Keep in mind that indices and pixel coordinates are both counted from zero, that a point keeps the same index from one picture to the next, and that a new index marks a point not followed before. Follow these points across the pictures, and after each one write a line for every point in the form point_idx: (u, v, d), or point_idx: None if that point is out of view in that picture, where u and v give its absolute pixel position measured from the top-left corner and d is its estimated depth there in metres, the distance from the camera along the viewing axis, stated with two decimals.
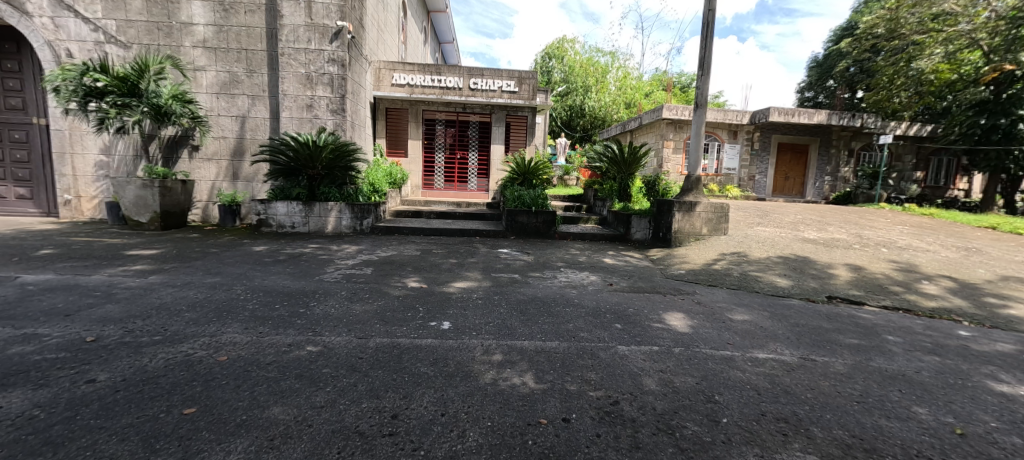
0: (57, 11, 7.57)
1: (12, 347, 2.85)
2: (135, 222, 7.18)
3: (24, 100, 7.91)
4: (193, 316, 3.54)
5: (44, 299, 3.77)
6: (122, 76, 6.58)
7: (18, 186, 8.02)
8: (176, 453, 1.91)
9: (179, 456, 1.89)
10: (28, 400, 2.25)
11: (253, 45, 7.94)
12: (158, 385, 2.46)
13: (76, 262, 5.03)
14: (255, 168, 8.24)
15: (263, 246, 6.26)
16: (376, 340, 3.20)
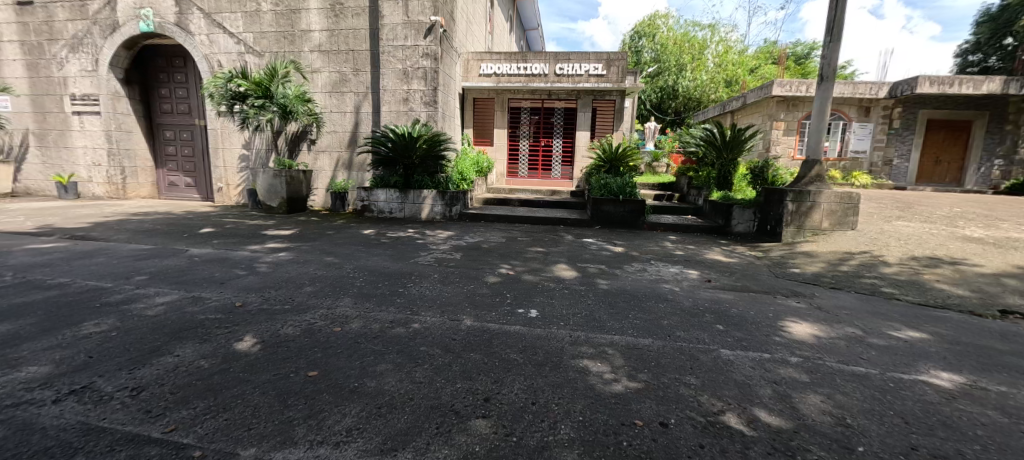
0: (212, 29, 8.90)
1: (184, 307, 3.45)
2: (267, 207, 8.22)
3: (189, 106, 9.69)
4: (313, 289, 3.96)
5: (204, 269, 4.49)
6: (259, 81, 7.51)
7: (187, 176, 9.93)
8: (303, 410, 2.14)
9: (303, 413, 2.11)
10: (196, 351, 2.70)
11: (359, 46, 8.58)
12: (290, 348, 2.79)
13: (226, 239, 5.92)
14: (361, 158, 8.92)
15: (368, 230, 6.80)
16: (466, 323, 3.31)
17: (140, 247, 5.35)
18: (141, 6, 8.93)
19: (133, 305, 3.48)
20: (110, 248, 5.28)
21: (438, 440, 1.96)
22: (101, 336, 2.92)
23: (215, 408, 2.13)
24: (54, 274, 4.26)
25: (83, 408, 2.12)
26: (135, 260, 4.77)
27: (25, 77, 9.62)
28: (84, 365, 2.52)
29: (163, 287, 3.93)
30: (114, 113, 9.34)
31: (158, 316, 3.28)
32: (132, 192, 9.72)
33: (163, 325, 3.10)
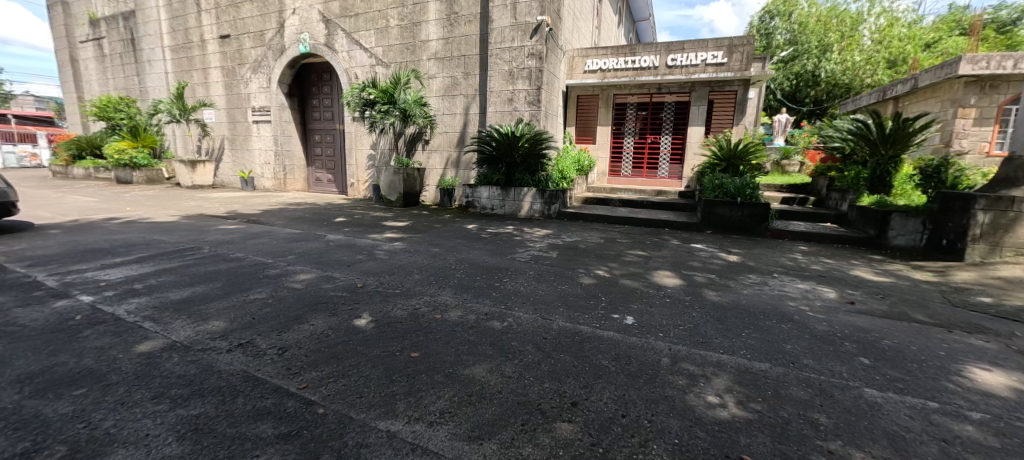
0: (351, 46, 9.92)
1: (319, 285, 3.93)
2: (388, 200, 9.00)
3: (332, 113, 11.14)
4: (420, 277, 4.17)
5: (336, 253, 5.05)
6: (386, 90, 8.22)
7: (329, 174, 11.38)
8: (405, 388, 2.29)
9: (404, 390, 2.28)
10: (325, 323, 3.11)
11: (470, 51, 8.84)
12: (398, 327, 3.04)
13: (354, 227, 6.61)
14: (468, 157, 9.16)
15: (472, 224, 7.02)
16: (558, 323, 3.16)
17: (292, 231, 6.23)
18: (300, 30, 10.36)
19: (284, 279, 4.10)
20: (272, 231, 6.25)
21: (523, 436, 1.91)
22: (263, 302, 3.55)
23: (334, 374, 2.45)
24: (234, 250, 5.15)
25: (247, 360, 2.63)
26: (287, 241, 5.58)
27: (224, 94, 11.97)
28: (248, 325, 3.10)
29: (306, 265, 4.54)
30: (280, 121, 11.15)
31: (302, 290, 3.82)
32: (291, 185, 11.49)
33: (304, 297, 3.65)
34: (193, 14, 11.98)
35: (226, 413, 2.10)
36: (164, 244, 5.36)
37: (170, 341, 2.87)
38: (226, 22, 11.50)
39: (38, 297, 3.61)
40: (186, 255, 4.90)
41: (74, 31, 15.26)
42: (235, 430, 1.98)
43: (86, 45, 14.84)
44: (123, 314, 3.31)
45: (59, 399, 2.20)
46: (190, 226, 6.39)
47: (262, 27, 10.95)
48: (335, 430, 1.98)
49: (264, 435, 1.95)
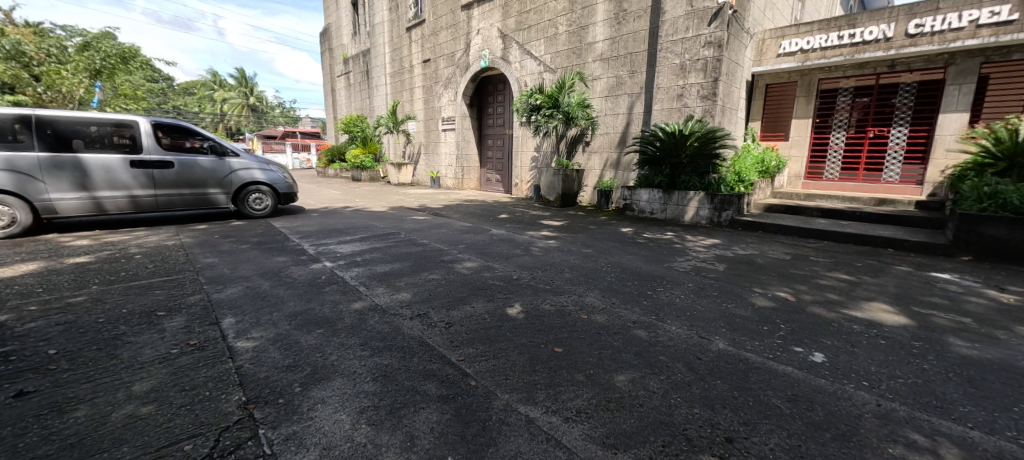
0: (523, 57, 10.33)
1: (481, 272, 4.18)
2: (546, 200, 9.19)
3: (504, 119, 11.88)
4: (570, 276, 4.05)
5: (498, 246, 5.32)
6: (551, 94, 8.40)
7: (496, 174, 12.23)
8: (545, 379, 2.29)
9: (546, 381, 2.27)
10: (482, 307, 3.30)
11: (638, 48, 8.21)
12: (546, 320, 3.01)
13: (515, 224, 6.91)
14: (629, 158, 8.61)
15: (628, 228, 6.61)
16: (718, 344, 2.65)
17: (463, 224, 6.83)
18: (481, 48, 11.33)
19: (453, 264, 4.47)
20: (447, 223, 6.96)
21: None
22: (437, 282, 3.95)
23: (487, 353, 2.58)
24: (421, 236, 5.85)
25: (422, 328, 2.99)
26: (459, 232, 6.13)
27: (423, 108, 13.98)
28: (425, 298, 3.52)
29: (472, 254, 4.90)
30: (463, 128, 12.49)
31: (468, 275, 4.12)
32: (466, 184, 12.84)
33: (468, 281, 3.92)
34: (406, 45, 14.21)
35: (404, 368, 2.46)
36: (375, 228, 6.40)
37: (373, 303, 3.47)
38: (428, 48, 13.26)
39: (303, 259, 4.72)
40: (390, 238, 5.75)
41: (333, 68, 19.83)
42: (410, 383, 2.31)
43: (340, 78, 19.20)
44: (350, 278, 4.10)
45: (307, 334, 2.93)
46: (389, 216, 7.58)
47: (453, 48, 12.32)
48: (482, 403, 2.11)
49: (429, 393, 2.21)
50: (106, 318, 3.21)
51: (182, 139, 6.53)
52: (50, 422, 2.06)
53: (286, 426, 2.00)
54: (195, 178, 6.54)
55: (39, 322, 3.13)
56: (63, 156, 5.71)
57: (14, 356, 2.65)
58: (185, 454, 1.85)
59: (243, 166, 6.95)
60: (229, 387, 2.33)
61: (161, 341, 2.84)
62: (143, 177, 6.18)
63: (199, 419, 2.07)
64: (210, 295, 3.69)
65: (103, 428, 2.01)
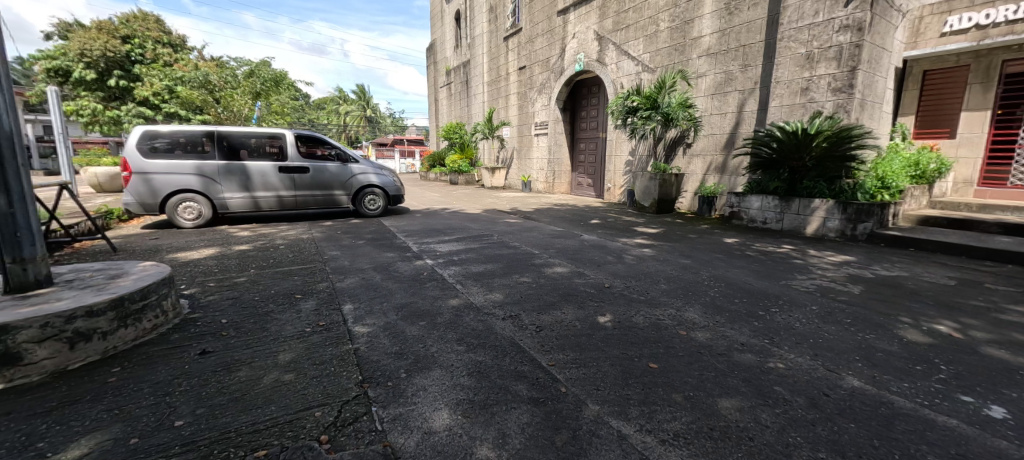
0: (620, 58, 9.95)
1: (572, 278, 4.05)
2: (640, 206, 8.68)
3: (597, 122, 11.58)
4: (667, 288, 3.73)
5: (590, 252, 5.15)
6: (649, 95, 8.01)
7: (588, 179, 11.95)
8: (639, 395, 2.09)
9: (640, 397, 2.07)
10: (573, 314, 3.17)
11: (752, 39, 7.32)
12: (639, 333, 2.78)
13: (607, 229, 6.65)
14: (737, 161, 7.75)
15: (735, 238, 5.98)
16: (851, 381, 2.21)
17: (554, 228, 6.74)
18: (577, 52, 11.19)
19: (544, 268, 4.41)
20: (537, 226, 6.92)
21: None
22: (528, 285, 3.91)
23: (577, 362, 2.45)
24: (513, 239, 5.89)
25: (514, 329, 2.96)
26: (550, 237, 6.06)
27: (517, 114, 14.24)
28: (517, 300, 3.50)
29: (562, 259, 4.78)
30: (555, 133, 12.49)
31: (559, 280, 4.02)
32: (557, 188, 12.76)
33: (558, 287, 3.82)
34: (503, 54, 14.58)
35: (497, 366, 2.45)
36: (470, 229, 6.60)
37: (468, 301, 3.54)
38: (524, 55, 13.45)
39: (408, 256, 5.01)
40: (483, 239, 5.87)
41: (437, 79, 21.14)
42: (502, 382, 2.28)
43: (442, 88, 20.37)
44: (448, 276, 4.24)
45: (412, 325, 3.09)
46: (482, 218, 7.77)
47: (548, 54, 12.32)
48: (572, 411, 1.99)
49: (520, 394, 2.15)
50: (261, 296, 3.74)
51: (314, 147, 7.40)
52: (222, 378, 2.42)
53: (394, 407, 2.09)
54: (324, 181, 7.36)
55: (216, 295, 3.77)
56: (234, 164, 6.76)
57: (198, 322, 3.20)
58: (313, 420, 2.01)
59: (362, 171, 7.66)
60: (350, 366, 2.52)
61: (300, 319, 3.23)
62: (287, 181, 7.09)
63: (325, 391, 2.27)
64: (335, 283, 4.09)
65: (258, 388, 2.31)
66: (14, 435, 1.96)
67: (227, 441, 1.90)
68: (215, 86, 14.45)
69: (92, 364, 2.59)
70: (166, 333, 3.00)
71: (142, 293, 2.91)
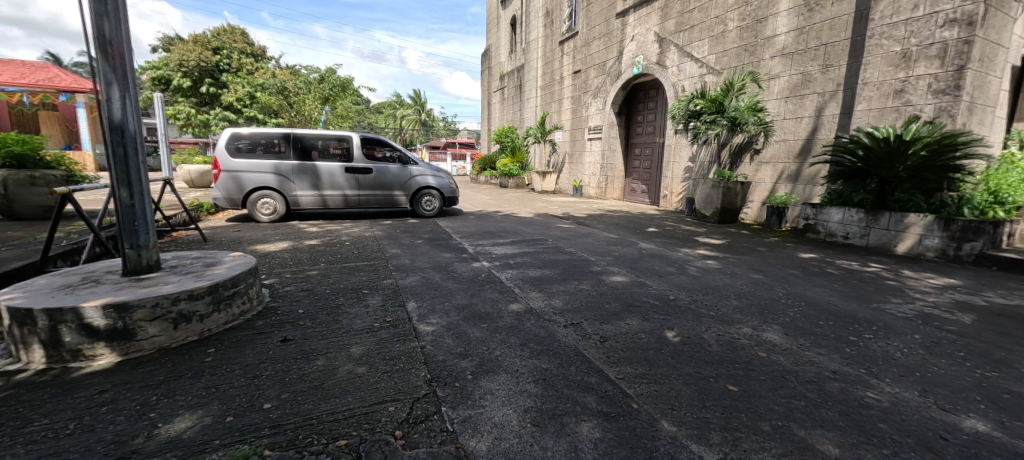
0: (682, 59, 9.52)
1: (634, 288, 3.93)
2: (701, 215, 8.24)
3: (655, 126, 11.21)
4: (739, 304, 3.51)
5: (649, 261, 4.97)
6: (714, 98, 7.60)
7: (643, 185, 11.58)
8: (719, 420, 1.98)
9: (720, 422, 1.96)
10: (638, 326, 3.06)
11: (836, 37, 6.71)
12: (712, 352, 2.65)
13: (666, 239, 6.40)
14: (813, 169, 7.13)
15: (812, 254, 5.53)
16: (972, 424, 1.95)
17: (609, 235, 6.58)
18: (635, 54, 10.87)
19: (602, 276, 4.30)
20: (592, 233, 6.79)
21: None
22: (587, 292, 3.84)
23: (648, 377, 2.37)
24: (568, 245, 5.81)
25: (577, 338, 2.91)
26: (605, 244, 5.92)
27: (570, 118, 14.10)
28: (578, 308, 3.44)
29: (621, 268, 4.65)
30: (609, 137, 12.26)
31: (619, 289, 3.92)
32: (609, 194, 12.47)
33: (619, 296, 3.72)
34: (558, 58, 14.48)
35: (563, 375, 2.42)
36: (523, 233, 6.60)
37: (527, 306, 3.53)
38: (579, 58, 13.28)
39: (464, 257, 5.11)
40: (537, 244, 5.85)
41: (490, 83, 21.43)
42: (569, 392, 2.25)
43: (496, 92, 20.60)
44: (505, 279, 4.27)
45: (474, 326, 3.13)
46: (536, 222, 7.75)
47: (605, 57, 12.07)
48: (647, 430, 1.92)
49: (589, 407, 2.11)
50: (332, 289, 3.97)
51: (376, 149, 7.70)
52: (301, 366, 2.57)
53: (463, 409, 2.13)
54: (385, 182, 7.69)
55: (291, 286, 4.04)
56: (306, 165, 7.23)
57: (279, 311, 3.44)
58: (387, 415, 2.09)
59: (420, 173, 7.93)
60: (417, 363, 2.60)
61: (368, 314, 3.38)
62: (352, 181, 7.48)
63: (396, 387, 2.34)
64: (398, 280, 4.25)
65: (334, 378, 2.43)
66: (129, 404, 2.19)
67: (310, 427, 2.01)
68: (290, 92, 15.64)
69: (190, 343, 2.86)
70: (251, 319, 3.25)
71: (234, 281, 3.18)
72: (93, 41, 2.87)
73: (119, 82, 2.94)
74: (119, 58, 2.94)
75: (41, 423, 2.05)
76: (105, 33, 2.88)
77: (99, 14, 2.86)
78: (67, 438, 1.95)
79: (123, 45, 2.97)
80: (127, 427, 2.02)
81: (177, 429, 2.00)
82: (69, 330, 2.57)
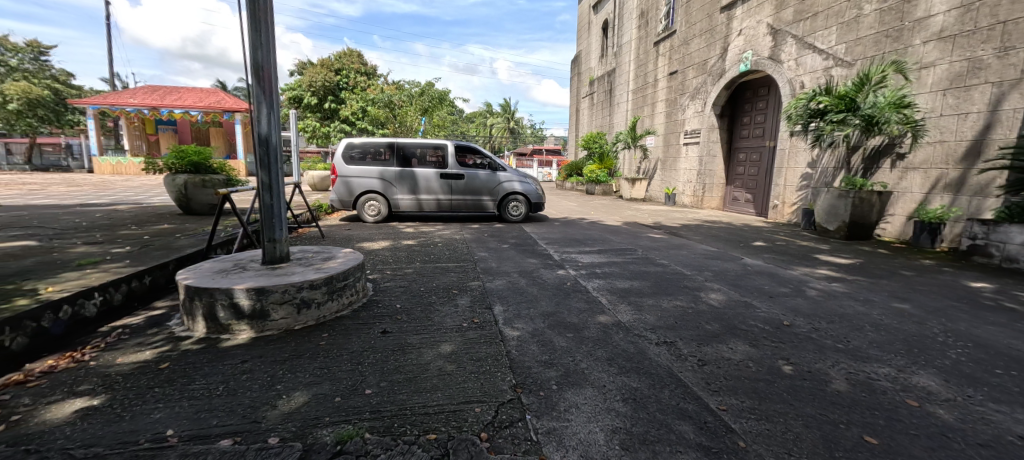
0: (802, 52, 8.45)
1: (738, 309, 3.51)
2: (822, 228, 7.18)
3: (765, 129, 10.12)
4: (877, 338, 2.94)
5: (756, 279, 4.43)
6: (842, 94, 6.60)
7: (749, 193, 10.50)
8: None
9: None
10: (745, 353, 2.70)
11: (1020, 12, 5.40)
12: (839, 392, 2.24)
13: (777, 255, 5.67)
14: (985, 176, 5.80)
15: (979, 282, 4.49)
16: None
17: (708, 248, 6.03)
18: (744, 49, 9.88)
19: (699, 293, 3.92)
20: (689, 245, 6.27)
21: None
22: (682, 309, 3.51)
23: (758, 413, 2.07)
24: (660, 256, 5.43)
25: (671, 358, 2.66)
26: (703, 257, 5.43)
27: (664, 122, 13.31)
28: (673, 326, 3.15)
29: (723, 285, 4.20)
30: (708, 141, 11.29)
31: (721, 308, 3.53)
32: (707, 203, 11.52)
33: (721, 316, 3.34)
34: (653, 59, 13.79)
35: (655, 398, 2.21)
36: (612, 242, 6.33)
37: (616, 319, 3.33)
38: (676, 58, 12.50)
39: (550, 264, 5.02)
40: (626, 253, 5.55)
41: (580, 89, 21.19)
42: (663, 418, 2.04)
43: (585, 98, 20.30)
44: (592, 288, 4.10)
45: (559, 335, 3.03)
46: (626, 231, 7.39)
47: (706, 56, 11.20)
48: None
49: (685, 438, 1.90)
50: (426, 288, 4.13)
51: (468, 156, 7.97)
52: (397, 357, 2.69)
53: (548, 420, 2.04)
54: (476, 188, 7.92)
55: (392, 282, 4.31)
56: (406, 171, 7.74)
57: (380, 304, 3.68)
58: (474, 415, 2.08)
59: (508, 179, 8.04)
60: (503, 367, 2.57)
61: (458, 313, 3.45)
62: (445, 186, 7.83)
63: (482, 388, 2.33)
64: (485, 283, 4.31)
65: (426, 372, 2.50)
66: (262, 375, 2.47)
67: (404, 417, 2.07)
68: (396, 105, 17.03)
69: (310, 327, 3.16)
70: (355, 310, 3.50)
71: (345, 274, 3.46)
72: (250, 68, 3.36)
73: (267, 101, 3.39)
74: (269, 80, 3.39)
75: (200, 383, 2.39)
76: (259, 60, 3.34)
77: (255, 45, 3.33)
78: (215, 398, 2.23)
79: (271, 69, 3.42)
80: (259, 395, 2.26)
81: (295, 403, 2.19)
82: (223, 306, 2.99)
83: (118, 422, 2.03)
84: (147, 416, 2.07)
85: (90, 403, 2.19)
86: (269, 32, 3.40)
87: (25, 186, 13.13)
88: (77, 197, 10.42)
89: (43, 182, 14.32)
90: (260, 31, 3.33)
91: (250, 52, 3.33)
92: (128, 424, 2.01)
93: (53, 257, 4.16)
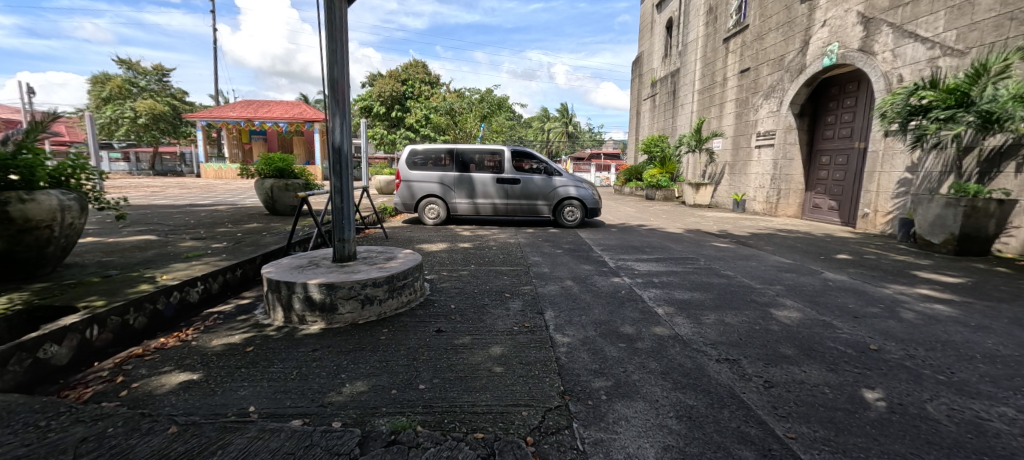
0: (900, 41, 7.52)
1: (815, 328, 3.14)
2: (925, 242, 6.30)
3: (852, 129, 9.14)
4: (995, 372, 2.47)
5: (839, 296, 3.96)
6: (952, 87, 5.77)
7: (833, 200, 9.52)
8: None
9: None
10: (823, 376, 2.40)
11: None
12: (940, 431, 1.90)
13: (865, 270, 5.05)
14: None
15: None
16: None
17: (782, 259, 5.52)
18: (828, 41, 8.98)
19: (769, 308, 3.57)
20: (760, 255, 5.79)
21: None
22: (750, 325, 3.21)
23: (834, 445, 1.82)
24: (725, 267, 5.04)
25: (733, 377, 2.42)
26: (775, 269, 4.96)
27: (733, 123, 12.46)
28: (737, 343, 2.89)
29: (799, 301, 3.79)
30: (784, 143, 10.40)
31: (795, 326, 3.19)
32: (782, 211, 10.63)
33: (795, 335, 3.01)
34: (722, 57, 13.00)
35: (713, 418, 2.02)
36: (672, 250, 6.00)
37: (673, 331, 3.11)
38: (749, 56, 11.69)
39: (604, 270, 4.87)
40: (688, 263, 5.23)
41: (641, 91, 20.53)
42: (722, 440, 1.86)
43: (646, 100, 19.65)
44: (648, 298, 3.91)
45: (612, 344, 2.89)
46: (688, 239, 6.98)
47: (783, 51, 10.35)
48: None
49: None
50: (478, 290, 4.16)
51: (523, 161, 7.97)
52: (450, 356, 2.71)
53: (596, 430, 1.94)
54: (531, 192, 7.91)
55: (447, 283, 4.39)
56: (463, 175, 7.91)
57: (436, 303, 3.75)
58: (521, 419, 2.03)
59: (563, 183, 7.92)
60: (553, 373, 2.49)
61: (510, 317, 3.43)
62: (500, 191, 7.90)
63: (531, 393, 2.27)
64: (537, 288, 4.25)
65: (477, 372, 2.49)
66: (329, 364, 2.59)
67: (453, 414, 2.06)
68: (457, 112, 17.81)
69: (372, 322, 3.29)
70: (412, 309, 3.59)
71: (405, 273, 3.57)
72: (326, 82, 3.56)
73: (340, 112, 3.56)
74: (342, 92, 3.58)
75: (278, 367, 2.55)
76: (335, 75, 3.54)
77: (331, 62, 3.54)
78: (290, 381, 2.37)
79: (345, 83, 3.60)
80: (326, 381, 2.38)
81: (355, 392, 2.26)
82: (298, 298, 3.19)
83: (212, 396, 2.22)
84: (235, 392, 2.25)
85: (191, 377, 2.41)
86: (344, 50, 3.59)
87: (150, 188, 15.19)
88: (188, 198, 11.84)
89: (162, 185, 16.44)
90: (335, 48, 3.53)
91: (327, 69, 3.55)
92: (220, 398, 2.19)
93: (166, 250, 4.73)
